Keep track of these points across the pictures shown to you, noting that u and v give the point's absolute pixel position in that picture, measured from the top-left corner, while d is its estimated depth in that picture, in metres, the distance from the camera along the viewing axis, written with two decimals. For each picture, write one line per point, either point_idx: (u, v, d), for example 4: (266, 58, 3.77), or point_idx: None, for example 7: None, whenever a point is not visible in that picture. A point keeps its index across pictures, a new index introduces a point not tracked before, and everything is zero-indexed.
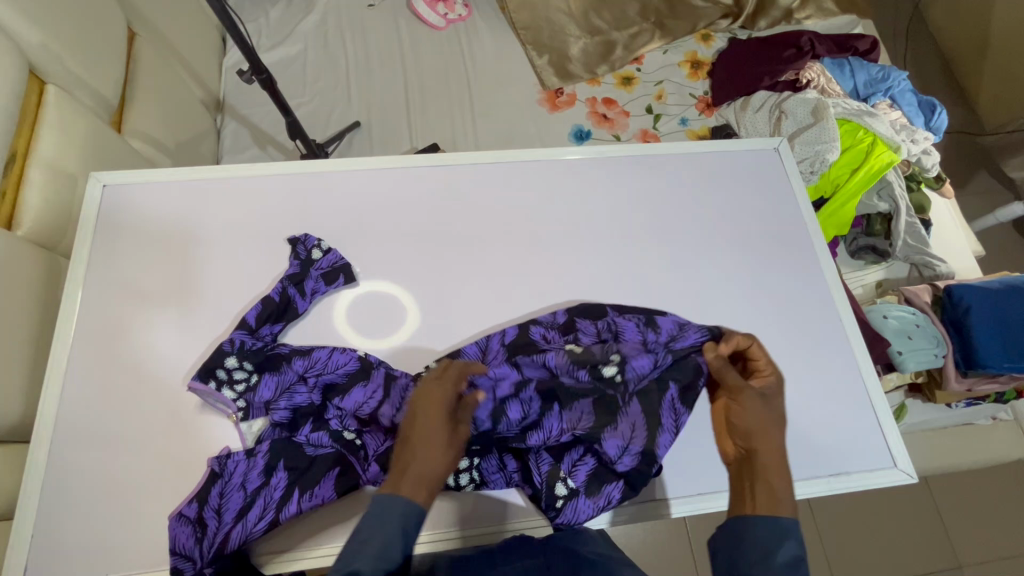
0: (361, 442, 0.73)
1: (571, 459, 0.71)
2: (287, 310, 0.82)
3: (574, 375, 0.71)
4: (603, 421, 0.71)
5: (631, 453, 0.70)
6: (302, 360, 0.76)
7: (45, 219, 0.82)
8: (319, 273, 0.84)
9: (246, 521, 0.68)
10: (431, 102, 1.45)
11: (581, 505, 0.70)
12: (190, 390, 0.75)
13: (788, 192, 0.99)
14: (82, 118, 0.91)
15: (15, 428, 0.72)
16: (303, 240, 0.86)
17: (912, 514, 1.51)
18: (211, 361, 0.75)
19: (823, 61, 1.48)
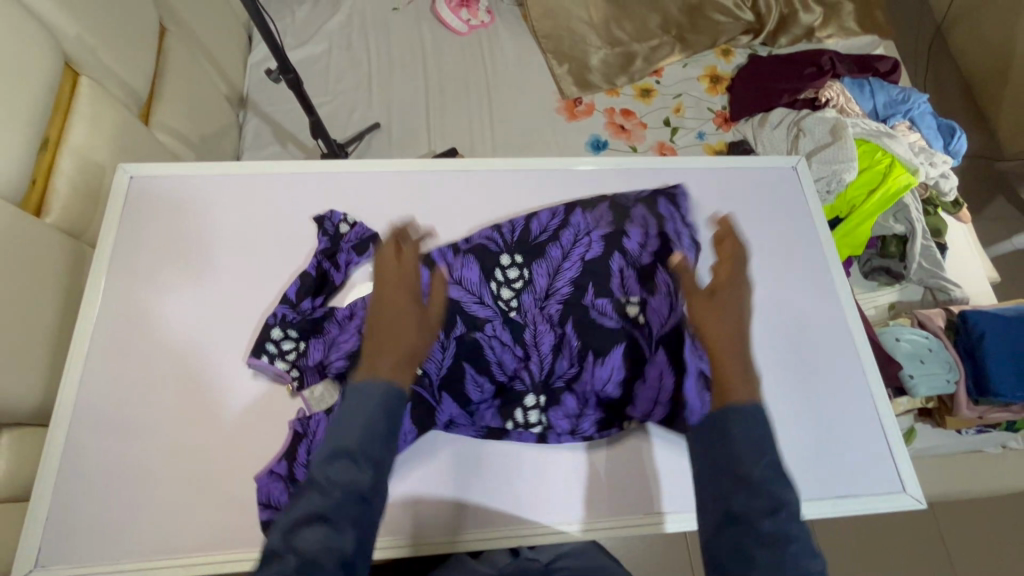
0: (423, 373, 0.78)
1: (617, 283, 0.86)
2: (325, 284, 0.85)
3: (603, 219, 0.90)
4: (620, 223, 0.89)
5: (650, 241, 0.89)
6: (344, 308, 0.83)
7: (72, 207, 0.83)
8: (349, 245, 0.87)
9: None
10: (451, 106, 1.47)
11: (661, 380, 0.81)
12: (250, 364, 0.78)
13: (805, 208, 0.99)
14: (112, 110, 0.93)
15: (36, 412, 0.73)
16: (330, 216, 0.90)
17: (916, 541, 1.49)
18: (258, 337, 0.79)
19: (843, 80, 1.48)
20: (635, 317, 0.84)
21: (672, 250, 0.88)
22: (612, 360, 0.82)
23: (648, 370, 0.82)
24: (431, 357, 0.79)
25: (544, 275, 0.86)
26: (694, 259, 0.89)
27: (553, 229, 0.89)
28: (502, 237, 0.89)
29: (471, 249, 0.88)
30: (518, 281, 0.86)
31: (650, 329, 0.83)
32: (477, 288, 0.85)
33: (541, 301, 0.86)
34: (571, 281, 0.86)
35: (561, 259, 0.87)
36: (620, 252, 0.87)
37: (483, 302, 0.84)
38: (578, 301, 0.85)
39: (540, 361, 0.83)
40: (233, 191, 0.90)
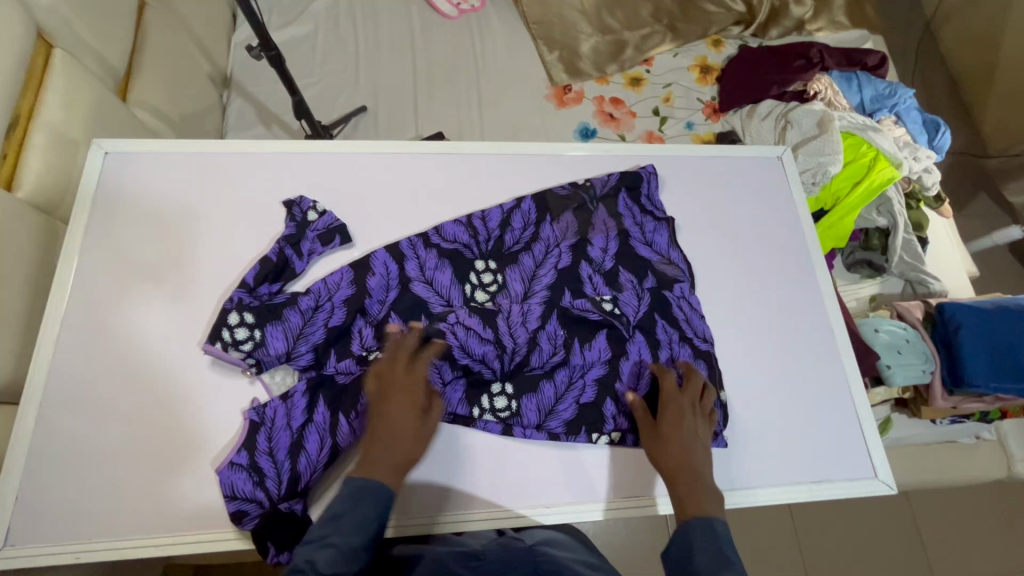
0: (379, 360, 0.78)
1: (586, 274, 0.87)
2: (284, 271, 0.83)
3: (565, 224, 0.91)
4: (583, 219, 0.91)
5: (611, 239, 0.91)
6: (309, 297, 0.79)
7: (45, 182, 0.81)
8: (315, 234, 0.85)
9: (306, 453, 0.72)
10: (439, 91, 1.45)
11: (642, 358, 0.83)
12: (205, 350, 0.76)
13: (788, 198, 0.99)
14: (87, 85, 0.90)
15: (8, 389, 0.72)
16: (297, 203, 0.87)
17: (890, 529, 1.53)
18: (215, 321, 0.76)
19: (832, 74, 1.49)
20: (612, 310, 0.84)
21: (633, 249, 0.91)
22: (596, 344, 0.82)
23: (630, 349, 0.83)
24: (390, 347, 0.79)
25: (519, 279, 0.85)
26: (663, 257, 0.91)
27: (526, 239, 0.89)
28: (477, 244, 0.88)
29: (443, 253, 0.86)
30: (493, 286, 0.85)
31: (626, 318, 0.85)
32: (448, 290, 0.83)
33: (520, 301, 0.84)
34: (548, 285, 0.85)
35: (535, 266, 0.87)
36: (586, 260, 0.88)
37: (450, 303, 0.83)
38: (557, 301, 0.84)
39: (514, 352, 0.80)
40: (213, 172, 0.89)
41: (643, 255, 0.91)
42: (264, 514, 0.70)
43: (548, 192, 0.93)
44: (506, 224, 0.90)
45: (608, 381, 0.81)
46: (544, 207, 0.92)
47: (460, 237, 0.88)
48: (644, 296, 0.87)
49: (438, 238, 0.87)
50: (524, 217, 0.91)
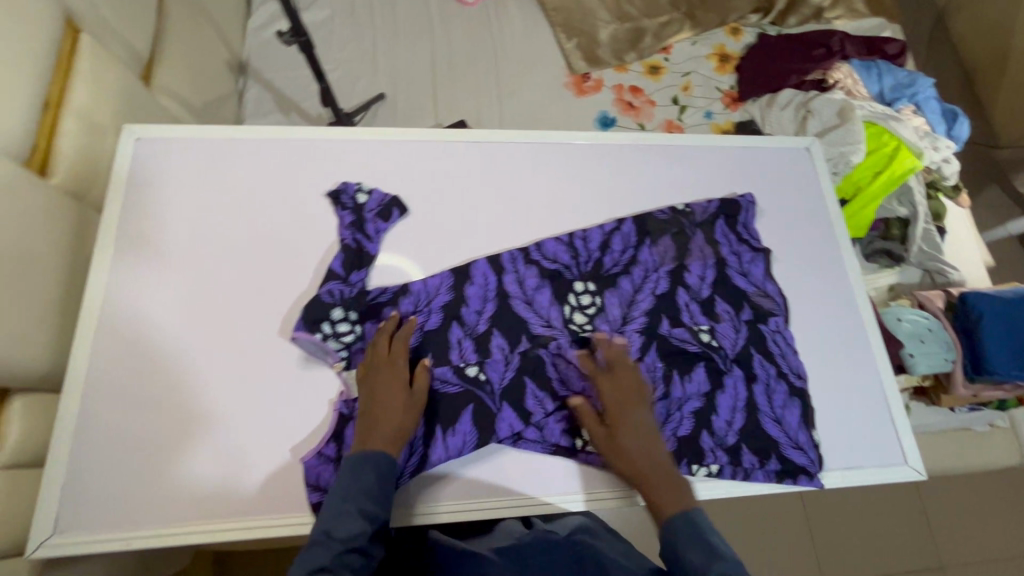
0: (483, 377, 0.81)
1: (685, 303, 0.89)
2: (363, 257, 0.85)
3: (659, 248, 0.92)
4: (680, 245, 0.92)
5: (708, 267, 0.91)
6: (408, 299, 0.84)
7: (77, 170, 0.80)
8: (373, 215, 0.88)
9: (395, 455, 0.75)
10: (458, 78, 1.44)
11: (737, 391, 0.84)
12: (294, 341, 0.79)
13: (817, 187, 0.99)
14: (113, 70, 0.89)
15: (49, 379, 0.72)
16: (345, 188, 0.89)
17: (900, 516, 1.55)
18: (315, 312, 0.79)
19: (852, 62, 1.48)
20: (710, 342, 0.86)
21: (730, 279, 0.92)
22: (694, 376, 0.84)
23: (727, 383, 0.85)
24: (493, 365, 0.82)
25: (616, 303, 0.88)
26: (759, 288, 0.91)
27: (625, 261, 0.91)
28: (576, 265, 0.90)
29: (542, 272, 0.88)
30: (591, 309, 0.87)
31: (724, 350, 0.87)
32: (548, 311, 0.86)
33: (618, 327, 0.87)
34: (646, 312, 0.87)
35: (633, 291, 0.89)
36: (683, 287, 0.90)
37: (551, 324, 0.86)
38: (656, 329, 0.86)
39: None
40: (246, 163, 0.89)
41: (740, 285, 0.91)
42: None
43: (649, 215, 0.93)
44: (605, 246, 0.92)
45: (705, 414, 0.83)
46: (641, 229, 0.93)
47: (560, 258, 0.90)
48: (742, 325, 0.89)
49: (538, 255, 0.89)
50: (621, 241, 0.92)
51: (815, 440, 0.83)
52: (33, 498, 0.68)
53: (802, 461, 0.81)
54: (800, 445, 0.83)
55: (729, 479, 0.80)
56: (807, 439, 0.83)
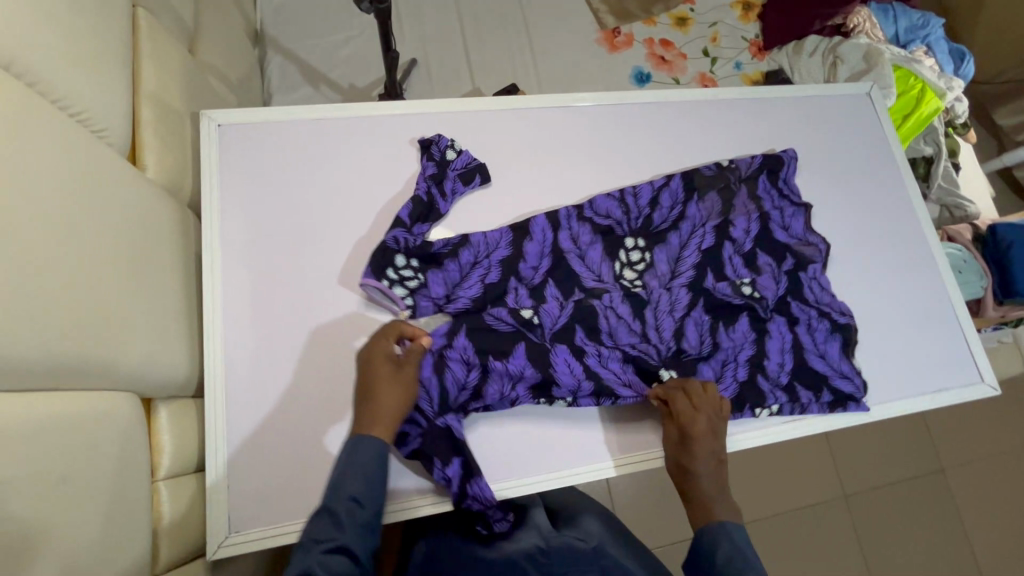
0: (538, 321, 0.81)
1: (727, 254, 0.92)
2: (432, 211, 0.84)
3: (709, 205, 0.94)
4: (727, 202, 0.94)
5: (753, 221, 0.94)
6: (468, 250, 0.83)
7: (167, 159, 0.74)
8: (455, 174, 0.86)
9: (451, 373, 0.76)
10: (490, 40, 1.39)
11: (783, 335, 0.90)
12: (361, 287, 0.78)
13: (879, 131, 1.04)
14: (171, 47, 0.81)
15: (187, 382, 0.69)
16: (436, 141, 0.86)
17: (912, 444, 1.66)
18: (381, 259, 0.78)
19: (870, 6, 1.52)
20: (752, 293, 0.90)
21: (772, 233, 0.95)
22: (739, 326, 0.89)
23: (771, 329, 0.90)
24: (548, 310, 0.83)
25: (665, 259, 0.90)
26: (800, 240, 0.95)
27: (673, 218, 0.92)
28: (627, 221, 0.91)
29: (595, 229, 0.89)
30: (641, 264, 0.89)
31: (766, 300, 0.91)
32: (599, 266, 0.87)
33: (667, 282, 0.89)
34: (694, 266, 0.90)
35: (680, 247, 0.91)
36: (729, 240, 0.93)
37: (602, 278, 0.87)
38: (702, 284, 0.90)
39: (664, 343, 0.86)
40: (296, 145, 0.83)
41: (781, 240, 0.95)
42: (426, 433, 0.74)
43: (694, 171, 0.94)
44: (655, 202, 0.92)
45: (757, 359, 0.88)
46: (688, 185, 0.94)
47: (613, 215, 0.90)
48: (782, 273, 0.93)
49: (591, 212, 0.89)
50: (672, 197, 0.93)
51: (858, 368, 0.90)
52: (199, 505, 0.68)
53: (849, 389, 0.88)
54: (845, 374, 0.90)
55: (787, 415, 0.87)
56: (850, 368, 0.90)
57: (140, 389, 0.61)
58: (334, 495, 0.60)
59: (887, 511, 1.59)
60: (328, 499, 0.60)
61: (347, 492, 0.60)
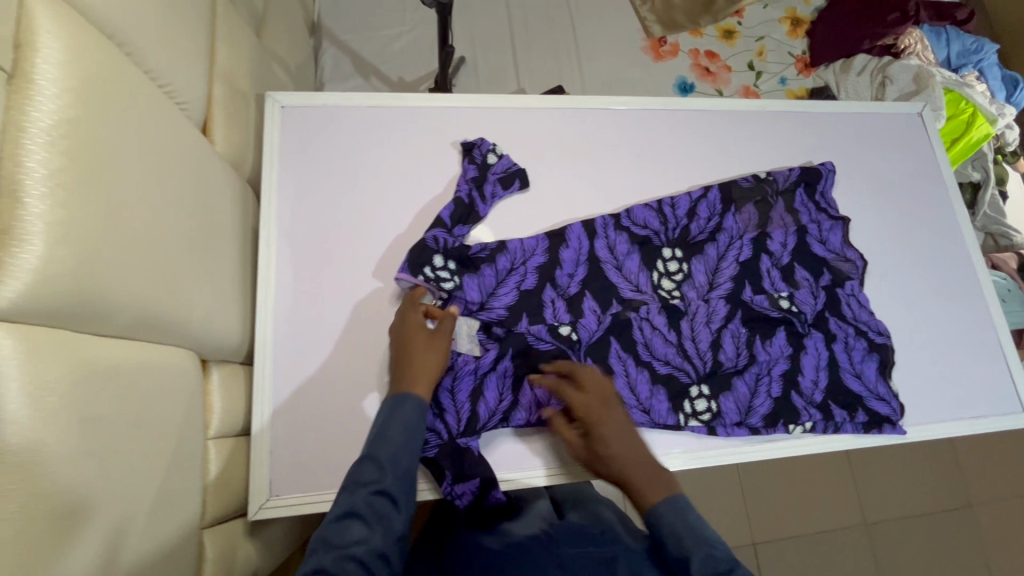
0: (575, 336, 0.83)
1: (766, 268, 0.93)
2: (472, 213, 0.85)
3: (746, 218, 0.94)
4: (763, 215, 0.95)
5: (789, 234, 0.95)
6: (504, 257, 0.84)
7: (233, 134, 0.77)
8: (496, 178, 0.88)
9: (486, 400, 0.79)
10: (537, 43, 1.41)
11: (819, 351, 0.90)
12: (398, 282, 0.79)
13: (927, 150, 1.03)
14: (241, 30, 0.85)
15: (239, 348, 0.72)
16: (478, 145, 0.88)
17: (938, 475, 1.62)
18: (419, 257, 0.79)
19: (923, 28, 1.49)
20: (790, 307, 0.90)
21: (808, 247, 0.95)
22: (776, 340, 0.89)
23: (808, 345, 0.90)
24: (585, 325, 0.84)
25: (703, 270, 0.91)
26: (838, 255, 0.95)
27: (711, 229, 0.93)
28: (665, 231, 0.91)
29: (632, 238, 0.90)
30: (678, 275, 0.90)
31: (803, 315, 0.91)
32: (636, 276, 0.88)
33: (704, 293, 0.90)
34: (731, 278, 0.91)
35: (718, 258, 0.91)
36: (766, 253, 0.93)
37: (640, 289, 0.88)
38: (740, 296, 0.90)
39: (700, 356, 0.86)
40: (354, 129, 0.86)
41: (818, 253, 0.95)
42: (443, 445, 0.77)
43: (733, 182, 0.95)
44: (692, 213, 0.93)
45: (792, 375, 0.88)
46: (728, 196, 0.94)
47: (652, 223, 0.91)
48: (819, 289, 0.93)
49: (628, 221, 0.90)
50: (715, 205, 0.93)
51: (894, 390, 0.89)
52: (242, 467, 0.70)
53: (886, 411, 0.88)
54: (881, 396, 0.89)
55: (822, 433, 0.87)
56: (887, 390, 0.89)
57: (200, 353, 0.63)
58: (376, 446, 0.62)
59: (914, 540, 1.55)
60: (370, 449, 0.63)
61: (386, 443, 0.63)
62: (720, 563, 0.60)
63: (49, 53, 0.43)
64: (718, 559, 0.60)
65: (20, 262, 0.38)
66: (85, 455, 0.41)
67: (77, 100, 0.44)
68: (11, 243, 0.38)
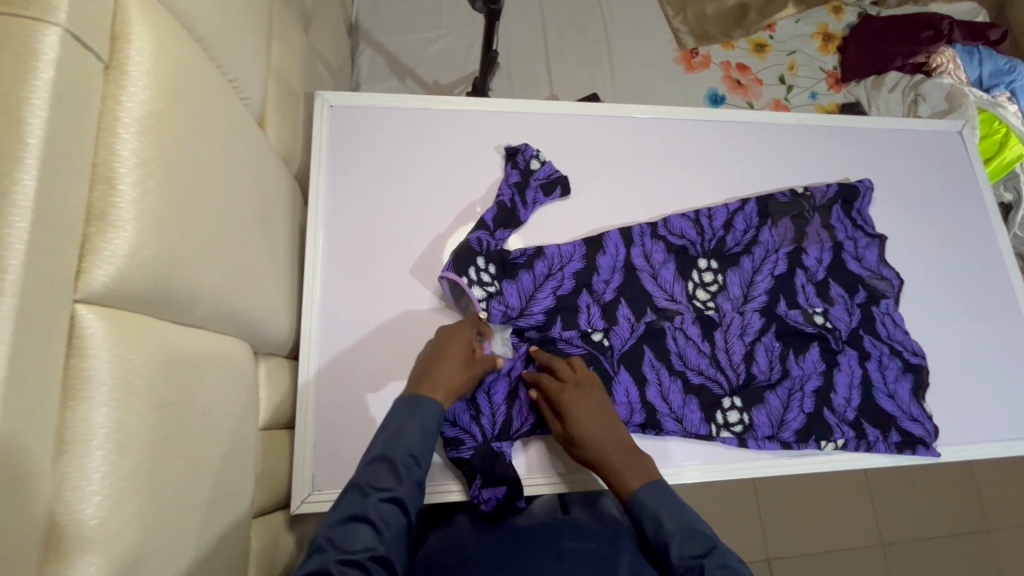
0: (607, 343, 0.83)
1: (800, 283, 0.92)
2: (513, 217, 0.86)
3: (783, 233, 0.94)
4: (800, 231, 0.94)
5: (825, 250, 0.95)
6: (542, 262, 0.85)
7: (283, 130, 0.78)
8: (537, 184, 0.88)
9: (519, 403, 0.79)
10: (570, 51, 1.42)
11: (852, 369, 0.89)
12: (440, 282, 0.79)
13: (965, 170, 1.03)
14: (292, 29, 0.86)
15: (285, 342, 0.73)
16: (522, 150, 0.89)
17: (955, 498, 1.60)
18: (463, 257, 0.79)
19: (955, 48, 1.48)
20: (824, 323, 0.90)
21: (845, 263, 0.95)
22: (809, 356, 0.88)
23: (841, 361, 0.89)
24: (618, 331, 0.84)
25: (738, 282, 0.91)
26: (874, 273, 0.95)
27: (746, 242, 0.93)
28: (701, 242, 0.92)
29: (669, 248, 0.90)
30: (714, 286, 0.90)
31: (838, 331, 0.90)
32: (672, 286, 0.89)
33: (739, 306, 0.90)
34: (766, 291, 0.90)
35: (753, 271, 0.91)
36: (801, 268, 0.93)
37: (675, 298, 0.88)
38: (774, 310, 0.90)
39: (733, 367, 0.86)
40: (399, 131, 0.87)
41: (854, 270, 0.94)
42: (479, 447, 0.76)
43: (771, 197, 0.95)
44: (729, 225, 0.93)
45: (825, 392, 0.87)
46: (764, 210, 0.94)
47: (689, 234, 0.91)
48: (854, 305, 0.93)
49: (665, 231, 0.90)
50: (752, 218, 0.94)
51: (928, 411, 0.88)
52: (285, 460, 0.71)
53: (919, 432, 0.87)
54: (914, 417, 0.88)
55: (854, 451, 0.85)
56: (920, 411, 0.88)
57: (253, 345, 0.64)
58: (391, 447, 0.62)
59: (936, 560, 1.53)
60: (385, 450, 0.62)
61: (404, 446, 0.62)
62: (698, 547, 0.61)
63: (141, 43, 0.44)
64: (695, 542, 0.61)
65: (111, 247, 0.39)
66: (164, 441, 0.42)
67: (165, 95, 0.45)
68: (103, 227, 0.39)
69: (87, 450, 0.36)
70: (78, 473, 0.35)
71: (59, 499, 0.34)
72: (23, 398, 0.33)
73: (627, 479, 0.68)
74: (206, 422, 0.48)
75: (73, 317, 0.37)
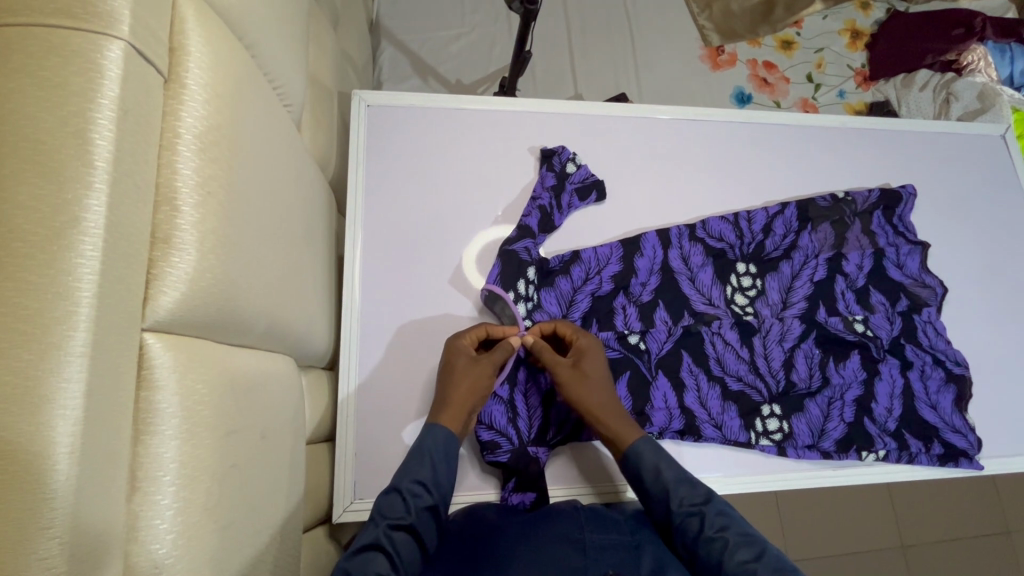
0: (644, 346, 0.80)
1: (840, 288, 0.89)
2: (551, 222, 0.84)
3: (822, 237, 0.91)
4: (840, 235, 0.91)
5: (866, 256, 0.91)
6: (579, 267, 0.82)
7: (319, 135, 0.76)
8: (574, 187, 0.86)
9: (557, 407, 0.77)
10: (594, 49, 1.40)
11: (894, 378, 0.86)
12: (485, 294, 0.76)
13: (1006, 173, 1.01)
14: (324, 28, 0.84)
15: (325, 353, 0.71)
16: (558, 153, 0.87)
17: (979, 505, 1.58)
18: (512, 270, 0.78)
19: (987, 44, 1.41)
20: (866, 331, 0.86)
21: (886, 271, 0.91)
22: (850, 363, 0.85)
23: (882, 370, 0.86)
24: (655, 335, 0.81)
25: (777, 288, 0.88)
26: (915, 280, 0.91)
27: (785, 246, 0.90)
28: (740, 245, 0.89)
29: (707, 250, 0.87)
30: (752, 292, 0.87)
31: (879, 339, 0.87)
32: (709, 290, 0.86)
33: (778, 312, 0.87)
34: (804, 297, 0.87)
35: (792, 276, 0.88)
36: (841, 275, 0.89)
37: (713, 303, 0.85)
38: (814, 316, 0.87)
39: (773, 375, 0.83)
40: (433, 133, 0.85)
41: (895, 278, 0.91)
42: (515, 450, 0.73)
43: (811, 201, 0.92)
44: (768, 229, 0.90)
45: (865, 401, 0.84)
46: (803, 213, 0.91)
47: (727, 237, 0.88)
48: (895, 312, 0.89)
49: (703, 233, 0.88)
50: (791, 221, 0.91)
51: (970, 423, 0.86)
52: (326, 473, 0.70)
53: (962, 444, 0.84)
54: (957, 429, 0.85)
55: (894, 462, 0.83)
56: (963, 422, 0.85)
57: (298, 359, 0.63)
58: (402, 477, 0.62)
59: (973, 566, 1.48)
60: (396, 480, 0.62)
61: (414, 475, 0.62)
62: (697, 496, 0.62)
63: (199, 54, 0.42)
64: (694, 491, 0.62)
65: (177, 271, 0.37)
66: (229, 470, 0.41)
67: (222, 108, 0.43)
68: (168, 251, 0.37)
69: (160, 487, 0.34)
70: (151, 511, 0.34)
71: (133, 538, 0.33)
72: (99, 438, 0.31)
73: (627, 430, 0.68)
74: (264, 448, 0.47)
75: (142, 347, 0.36)
